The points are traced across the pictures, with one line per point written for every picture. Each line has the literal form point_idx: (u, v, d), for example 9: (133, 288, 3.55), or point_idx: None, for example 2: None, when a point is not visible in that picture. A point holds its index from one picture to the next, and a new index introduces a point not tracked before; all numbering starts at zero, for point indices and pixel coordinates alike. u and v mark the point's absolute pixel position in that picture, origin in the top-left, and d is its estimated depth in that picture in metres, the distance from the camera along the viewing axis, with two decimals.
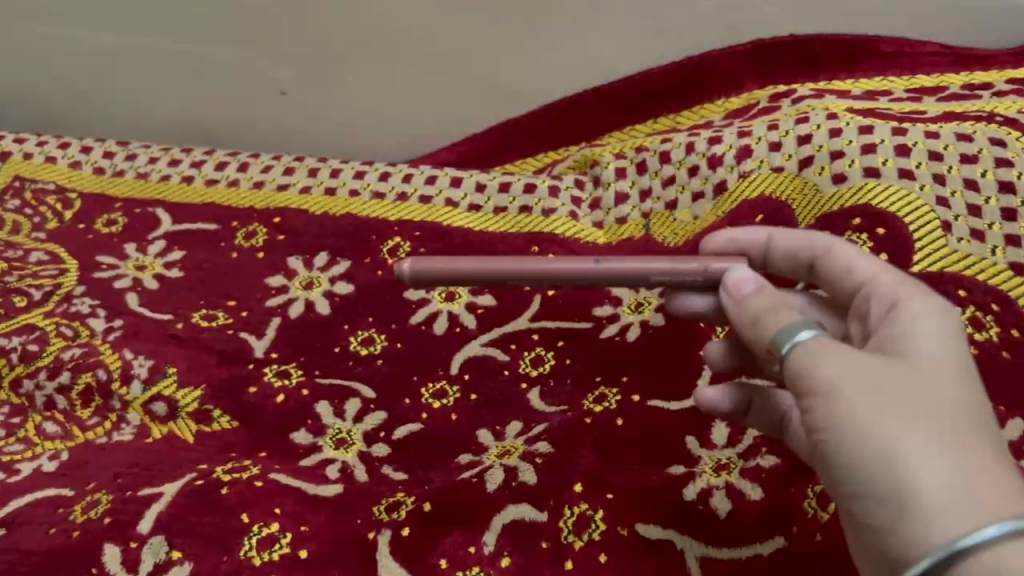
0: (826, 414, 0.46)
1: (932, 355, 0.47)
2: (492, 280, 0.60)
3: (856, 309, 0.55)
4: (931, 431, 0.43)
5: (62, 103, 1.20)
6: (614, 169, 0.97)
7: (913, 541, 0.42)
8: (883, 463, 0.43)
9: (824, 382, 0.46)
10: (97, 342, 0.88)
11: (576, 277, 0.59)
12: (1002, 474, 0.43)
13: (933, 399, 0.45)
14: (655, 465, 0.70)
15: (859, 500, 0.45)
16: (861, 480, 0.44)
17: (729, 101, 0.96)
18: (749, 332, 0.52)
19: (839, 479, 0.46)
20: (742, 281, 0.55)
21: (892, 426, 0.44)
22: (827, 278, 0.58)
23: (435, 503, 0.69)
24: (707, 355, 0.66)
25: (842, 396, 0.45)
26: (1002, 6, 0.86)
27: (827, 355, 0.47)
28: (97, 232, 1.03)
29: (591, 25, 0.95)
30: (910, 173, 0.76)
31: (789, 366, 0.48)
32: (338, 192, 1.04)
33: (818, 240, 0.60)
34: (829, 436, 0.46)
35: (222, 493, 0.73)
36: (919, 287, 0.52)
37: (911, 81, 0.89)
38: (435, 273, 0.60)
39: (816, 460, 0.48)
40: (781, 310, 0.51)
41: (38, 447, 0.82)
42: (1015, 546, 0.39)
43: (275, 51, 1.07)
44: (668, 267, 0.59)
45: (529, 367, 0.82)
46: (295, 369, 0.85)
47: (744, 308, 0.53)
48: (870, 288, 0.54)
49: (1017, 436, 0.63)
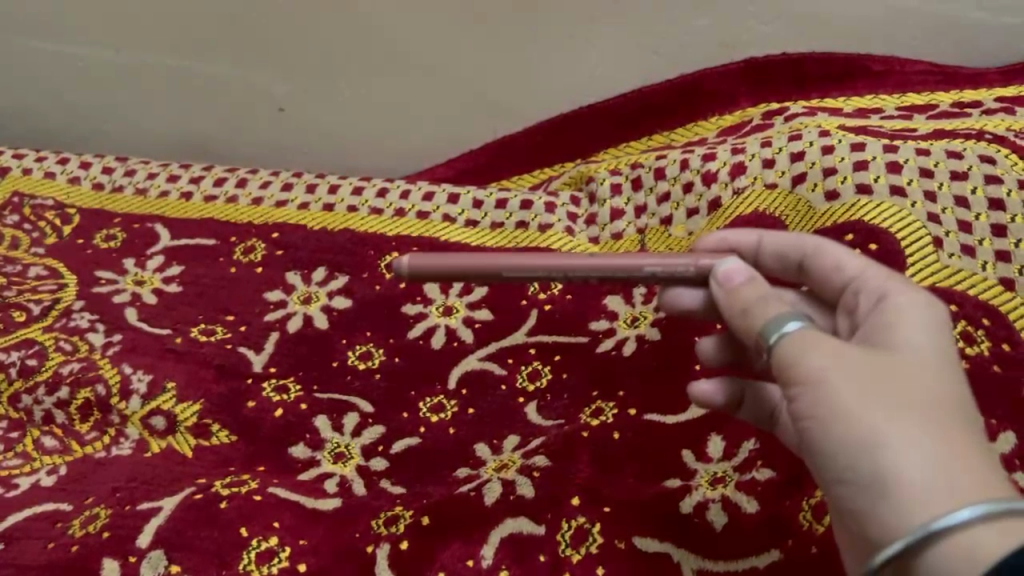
0: (811, 402, 0.47)
1: (917, 347, 0.49)
2: (476, 275, 0.61)
3: (847, 306, 0.56)
4: (913, 420, 0.45)
5: (60, 118, 1.21)
6: (610, 185, 0.97)
7: (892, 526, 0.44)
8: (865, 450, 0.45)
9: (811, 372, 0.47)
10: (96, 357, 0.89)
11: (566, 270, 0.60)
12: (979, 461, 0.44)
13: (915, 388, 0.46)
14: (651, 479, 0.71)
15: (843, 486, 0.47)
16: (843, 466, 0.46)
17: (723, 119, 0.97)
18: (739, 323, 0.53)
19: (823, 465, 0.47)
20: (733, 270, 0.56)
21: (876, 415, 0.45)
22: (817, 277, 0.59)
23: (433, 516, 0.69)
24: (699, 351, 0.67)
25: (828, 386, 0.47)
26: (992, 24, 0.87)
27: (814, 346, 0.48)
28: (95, 247, 1.03)
29: (587, 44, 0.97)
30: (902, 189, 0.77)
31: (777, 356, 0.49)
32: (337, 208, 1.05)
33: (807, 240, 0.60)
34: (814, 424, 0.47)
35: (220, 507, 0.73)
36: (906, 282, 0.54)
37: (903, 99, 0.91)
38: (423, 268, 0.61)
39: (802, 447, 0.50)
40: (772, 302, 0.52)
41: (36, 462, 0.82)
42: (989, 527, 0.41)
43: (273, 68, 1.08)
44: (660, 260, 0.59)
45: (526, 381, 0.83)
46: (294, 384, 0.86)
47: (734, 299, 0.54)
48: (859, 284, 0.55)
49: (1008, 448, 0.64)
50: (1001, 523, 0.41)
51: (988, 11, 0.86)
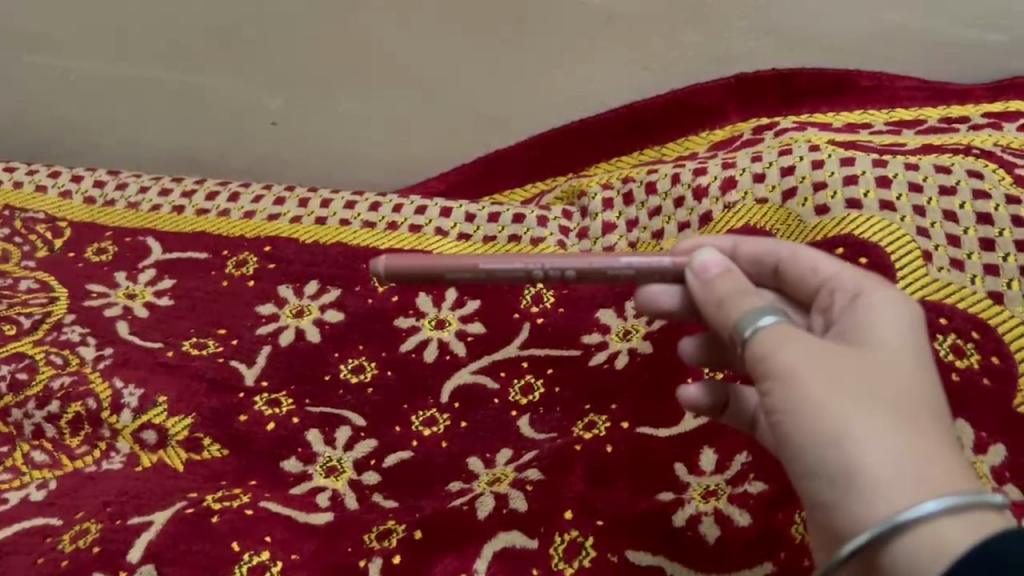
0: (782, 396, 0.48)
1: (891, 347, 0.50)
2: (464, 274, 0.60)
3: (821, 306, 0.57)
4: (884, 415, 0.46)
5: (50, 130, 1.21)
6: (602, 200, 0.98)
7: (858, 517, 0.45)
8: (834, 443, 0.46)
9: (783, 366, 0.49)
10: (87, 371, 0.89)
11: (552, 269, 0.60)
12: (945, 457, 0.45)
13: (887, 386, 0.48)
14: (644, 492, 0.71)
15: (811, 478, 0.48)
16: (812, 459, 0.47)
17: (714, 133, 0.98)
18: (714, 314, 0.55)
19: (793, 459, 0.48)
20: (709, 262, 0.58)
21: (847, 408, 0.46)
22: (793, 280, 0.59)
23: (425, 531, 0.70)
24: (681, 353, 0.67)
25: (799, 380, 0.48)
26: (981, 41, 0.88)
27: (788, 341, 0.49)
28: (86, 261, 1.03)
29: (578, 60, 0.97)
30: (891, 204, 0.78)
31: (750, 349, 0.51)
32: (329, 222, 1.05)
33: (783, 245, 0.61)
34: (784, 417, 0.48)
35: (212, 522, 0.73)
36: (879, 281, 0.55)
37: (891, 115, 0.92)
38: (410, 266, 0.61)
39: (774, 442, 0.51)
40: (747, 294, 0.54)
41: (26, 477, 0.83)
42: (953, 519, 0.43)
43: (266, 83, 1.08)
44: (637, 258, 0.61)
45: (518, 395, 0.83)
46: (285, 397, 0.86)
47: (711, 290, 0.56)
48: (835, 284, 0.56)
49: (998, 461, 0.66)
50: (965, 516, 0.43)
51: (976, 28, 0.87)
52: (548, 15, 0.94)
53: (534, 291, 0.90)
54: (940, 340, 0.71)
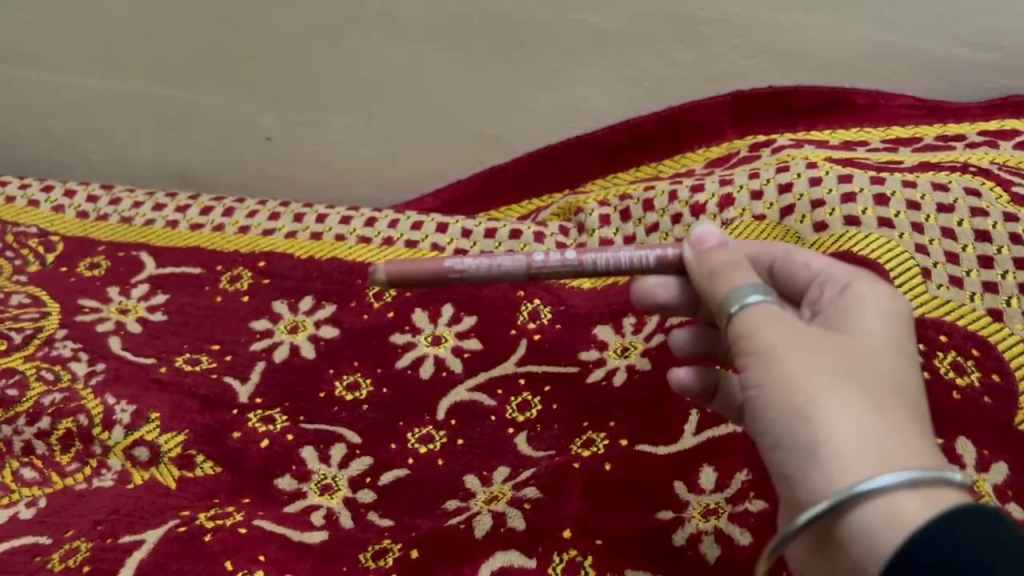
0: (760, 371, 0.49)
1: (872, 342, 0.51)
2: (467, 277, 0.61)
3: (811, 298, 0.57)
4: (856, 397, 0.46)
5: (41, 146, 1.20)
6: (598, 216, 0.97)
7: (819, 489, 0.45)
8: (805, 417, 0.46)
9: (765, 344, 0.49)
10: (78, 387, 0.88)
11: (553, 270, 0.61)
12: (914, 440, 0.46)
13: (864, 372, 0.48)
14: (643, 512, 0.70)
15: (779, 451, 0.48)
16: (781, 431, 0.47)
17: (709, 150, 1.00)
18: (705, 284, 0.55)
19: (764, 432, 0.49)
20: (706, 235, 0.58)
21: (818, 387, 0.47)
22: (786, 279, 0.60)
23: (422, 551, 0.69)
24: (676, 342, 0.68)
25: (777, 358, 0.48)
26: (975, 61, 0.88)
27: (771, 321, 0.50)
28: (78, 275, 1.02)
29: (573, 75, 0.97)
30: (889, 221, 0.78)
31: (733, 327, 0.51)
32: (324, 237, 1.04)
33: (776, 246, 0.61)
34: (758, 392, 0.49)
35: (205, 541, 0.73)
36: (869, 276, 0.56)
37: (888, 132, 0.93)
38: (413, 273, 0.61)
39: (747, 418, 0.51)
40: (740, 269, 0.54)
41: (15, 494, 0.81)
42: (912, 492, 0.43)
43: (260, 99, 1.08)
44: (632, 252, 0.61)
45: (515, 412, 0.82)
46: (280, 415, 0.85)
47: (704, 262, 0.56)
48: (825, 277, 0.57)
49: (1000, 479, 0.66)
50: (923, 490, 0.43)
51: (968, 47, 0.87)
52: (540, 34, 0.94)
53: (530, 306, 0.89)
54: (941, 356, 0.70)
